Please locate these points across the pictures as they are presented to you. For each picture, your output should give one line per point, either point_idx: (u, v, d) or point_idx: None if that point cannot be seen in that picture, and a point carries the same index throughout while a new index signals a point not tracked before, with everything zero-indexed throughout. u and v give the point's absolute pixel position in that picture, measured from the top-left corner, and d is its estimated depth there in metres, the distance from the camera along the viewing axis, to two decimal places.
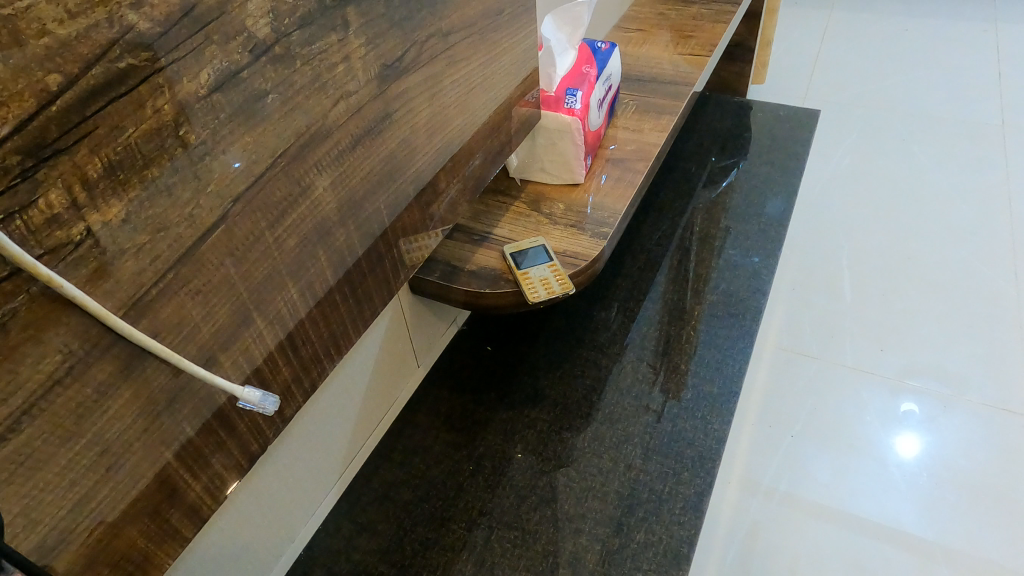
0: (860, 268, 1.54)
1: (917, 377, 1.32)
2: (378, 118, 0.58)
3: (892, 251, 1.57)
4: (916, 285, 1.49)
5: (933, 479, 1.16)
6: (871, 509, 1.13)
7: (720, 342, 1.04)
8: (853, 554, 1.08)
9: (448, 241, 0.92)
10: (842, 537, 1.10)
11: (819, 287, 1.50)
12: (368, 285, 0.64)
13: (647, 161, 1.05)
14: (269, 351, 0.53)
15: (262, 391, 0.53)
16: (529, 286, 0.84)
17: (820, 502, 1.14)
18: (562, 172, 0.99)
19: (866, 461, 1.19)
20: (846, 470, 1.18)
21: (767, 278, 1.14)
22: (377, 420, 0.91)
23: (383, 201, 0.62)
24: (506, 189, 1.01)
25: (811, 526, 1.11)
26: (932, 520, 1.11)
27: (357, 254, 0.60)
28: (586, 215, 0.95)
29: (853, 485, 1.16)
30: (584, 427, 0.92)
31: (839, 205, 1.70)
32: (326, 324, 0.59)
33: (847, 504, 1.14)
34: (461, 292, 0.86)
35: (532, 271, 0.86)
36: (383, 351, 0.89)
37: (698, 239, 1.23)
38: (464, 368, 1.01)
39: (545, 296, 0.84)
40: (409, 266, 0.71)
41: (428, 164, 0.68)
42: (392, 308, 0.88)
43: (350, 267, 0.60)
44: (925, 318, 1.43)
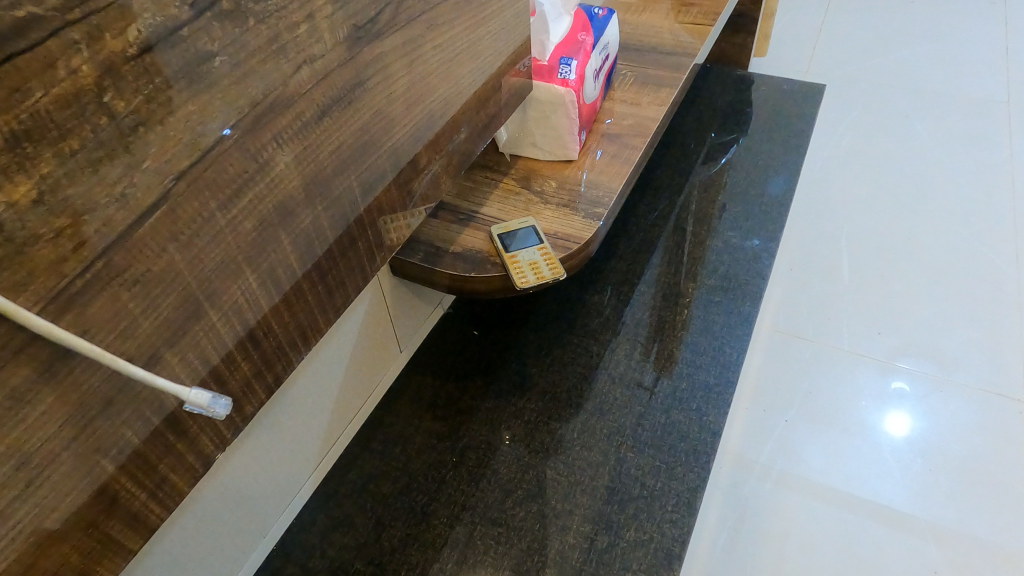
0: (859, 248, 1.49)
1: (915, 360, 1.28)
2: (348, 86, 0.52)
3: (893, 231, 1.52)
4: (916, 267, 1.45)
5: (929, 462, 1.13)
6: (865, 492, 1.10)
7: (718, 328, 0.99)
8: (847, 538, 1.05)
9: (431, 220, 0.86)
10: (835, 520, 1.07)
11: (817, 267, 1.45)
12: (341, 270, 0.58)
13: (645, 136, 0.99)
14: (226, 346, 0.48)
15: (218, 389, 0.48)
16: (517, 269, 0.79)
17: (813, 483, 1.11)
18: (555, 147, 0.93)
19: (860, 442, 1.16)
20: (840, 452, 1.15)
21: (768, 262, 1.10)
22: (356, 407, 0.87)
23: (356, 179, 0.56)
24: (496, 164, 0.95)
25: (804, 509, 1.08)
26: (927, 503, 1.08)
27: (326, 237, 0.55)
28: (579, 193, 0.90)
29: (847, 466, 1.13)
30: (573, 417, 0.88)
31: (840, 183, 1.64)
32: (293, 314, 0.54)
33: (840, 486, 1.11)
34: (445, 275, 0.81)
35: (521, 254, 0.80)
36: (362, 336, 0.84)
37: (696, 219, 1.18)
38: (449, 353, 0.97)
39: (534, 281, 0.79)
40: (388, 249, 0.66)
41: (407, 138, 0.62)
42: (371, 291, 0.83)
43: (320, 251, 0.55)
44: (925, 301, 1.38)
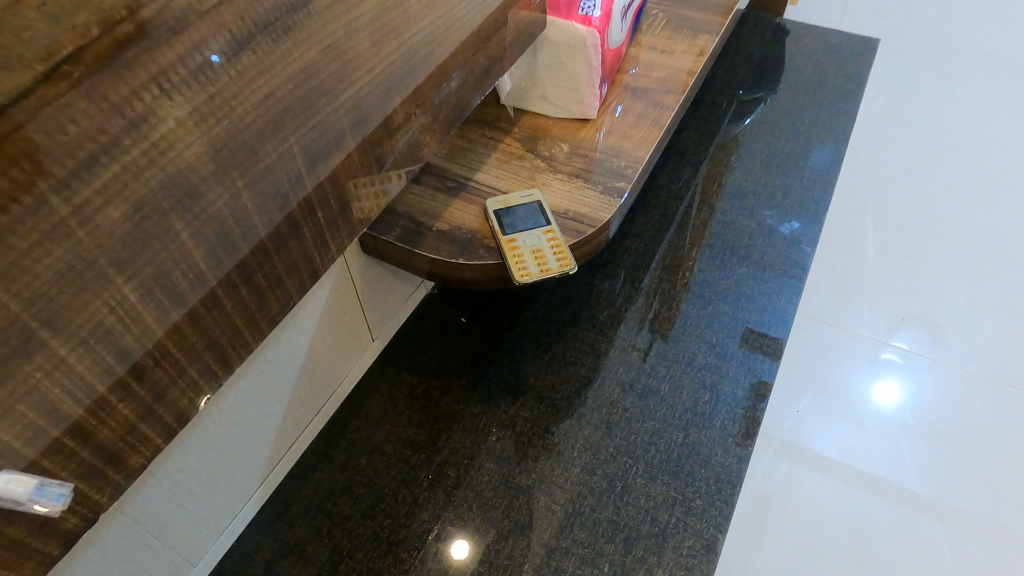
0: (888, 150, 1.14)
1: (969, 291, 0.97)
2: (264, 17, 0.38)
3: (956, 142, 1.17)
4: (954, 175, 1.12)
5: (981, 423, 0.85)
6: (895, 462, 0.81)
7: (751, 328, 0.84)
8: (867, 523, 0.77)
9: (412, 186, 0.70)
10: (858, 501, 0.78)
11: (858, 179, 1.09)
12: (280, 265, 0.42)
13: (677, 94, 0.82)
14: (99, 395, 0.32)
15: (89, 456, 0.33)
16: (516, 259, 0.64)
17: (830, 450, 0.82)
18: (568, 102, 0.76)
19: (896, 409, 0.85)
20: (863, 415, 0.85)
21: (807, 250, 0.95)
22: (315, 408, 0.73)
23: (301, 141, 0.40)
24: (496, 119, 0.77)
25: (818, 490, 0.79)
26: (977, 479, 0.80)
27: (256, 222, 0.38)
28: (596, 161, 0.73)
29: (873, 430, 0.84)
30: (571, 431, 0.74)
31: (892, 80, 1.29)
32: (210, 334, 0.38)
33: (867, 458, 0.82)
34: (427, 259, 0.65)
35: (522, 238, 0.65)
36: (324, 325, 0.69)
37: (727, 194, 1.02)
38: (431, 344, 0.82)
39: (537, 275, 0.63)
40: (352, 230, 0.48)
41: (376, 88, 0.45)
42: (336, 272, 0.68)
43: (251, 246, 0.38)
44: (965, 219, 1.06)
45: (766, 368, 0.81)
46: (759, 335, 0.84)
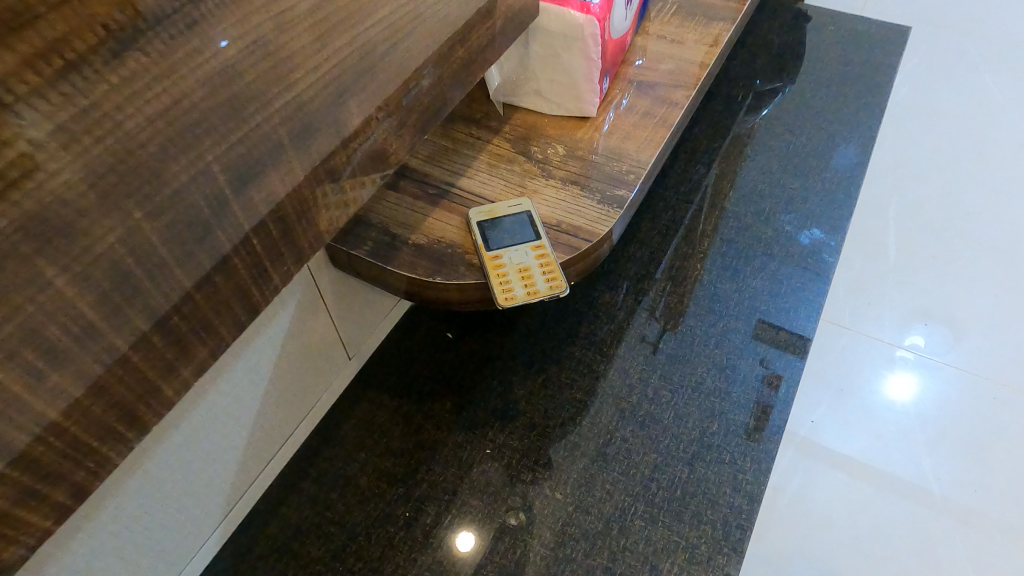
0: (911, 135, 1.05)
1: (997, 280, 0.87)
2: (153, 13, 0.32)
3: (994, 134, 1.06)
4: (982, 161, 1.01)
5: (1010, 421, 0.75)
6: (921, 461, 0.72)
7: (765, 347, 0.77)
8: (881, 529, 0.67)
9: (387, 192, 0.62)
10: (873, 502, 0.69)
11: (884, 172, 0.99)
12: (203, 305, 0.35)
13: (688, 89, 0.74)
14: None
15: None
16: (501, 279, 0.57)
17: (848, 449, 0.72)
18: (564, 98, 0.68)
19: (911, 402, 0.76)
20: (882, 410, 0.75)
21: (830, 260, 0.87)
22: (284, 436, 0.66)
23: (221, 161, 0.34)
24: (485, 116, 0.69)
25: (835, 494, 0.69)
26: (1006, 483, 0.70)
27: (163, 259, 0.32)
28: (594, 165, 0.66)
29: (896, 428, 0.74)
30: (564, 463, 0.68)
31: (924, 67, 1.18)
32: (112, 393, 0.31)
33: (881, 456, 0.72)
34: (400, 277, 0.58)
35: (508, 255, 0.57)
36: (290, 348, 0.63)
37: (739, 196, 0.93)
38: (414, 362, 0.75)
39: (523, 298, 0.56)
40: (299, 257, 0.41)
41: (316, 95, 0.38)
42: (300, 291, 0.61)
43: (157, 290, 0.32)
44: (994, 205, 0.95)
45: (778, 355, 0.76)
46: (767, 324, 0.79)
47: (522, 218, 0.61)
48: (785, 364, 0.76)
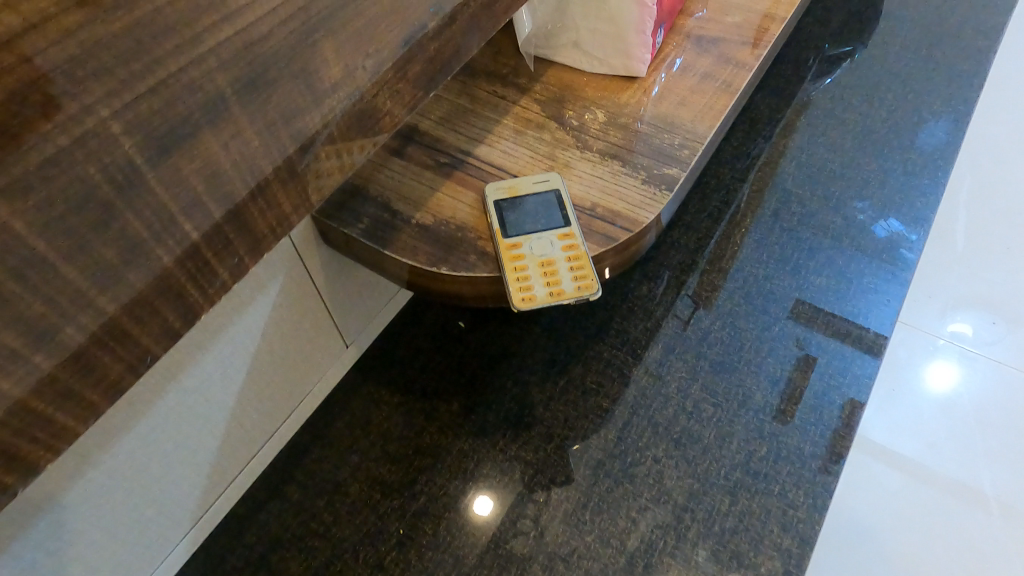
0: (1000, 105, 0.91)
1: None
2: None
3: None
4: None
5: None
6: (973, 459, 0.63)
7: (828, 359, 0.66)
8: (928, 533, 0.59)
9: (391, 158, 0.52)
10: (922, 504, 0.60)
11: (979, 155, 0.85)
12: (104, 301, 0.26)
13: (758, 46, 0.61)
14: None
15: None
16: (519, 275, 0.48)
17: (894, 447, 0.63)
18: (609, 52, 0.57)
19: (965, 390, 0.66)
20: (931, 400, 0.65)
21: (908, 255, 0.74)
22: (268, 433, 0.58)
23: None
24: (513, 71, 0.58)
25: (877, 499, 0.60)
26: None
27: (41, 251, 0.24)
28: (640, 136, 0.54)
29: (946, 422, 0.65)
30: (582, 483, 0.59)
31: None
32: None
33: (930, 451, 0.63)
34: (399, 263, 0.49)
35: (527, 247, 0.49)
36: (272, 337, 0.54)
37: (802, 177, 0.81)
38: (419, 354, 0.66)
39: (545, 301, 0.47)
40: (246, 243, 0.32)
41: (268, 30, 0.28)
42: (283, 273, 0.51)
43: (29, 291, 0.24)
44: None
45: (814, 338, 0.67)
46: (803, 304, 0.70)
47: (549, 199, 0.51)
48: (819, 347, 0.67)
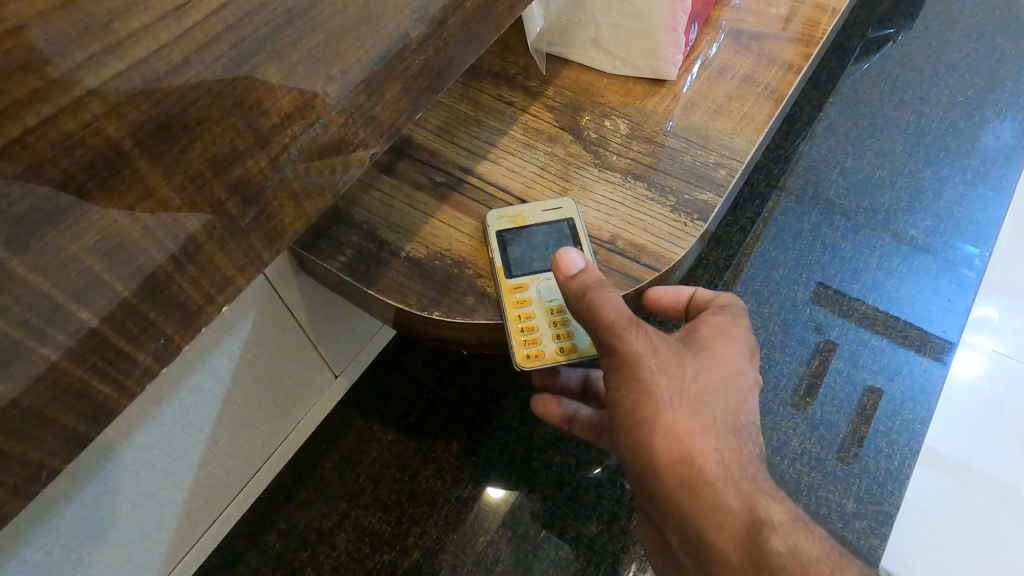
0: None
1: None
2: None
3: None
4: None
5: None
6: (1002, 451, 0.68)
7: (859, 399, 0.65)
8: (967, 516, 0.64)
9: (379, 176, 0.45)
10: (961, 493, 0.65)
11: None
12: None
13: (809, 44, 0.53)
14: None
15: None
16: (524, 326, 0.41)
17: (956, 450, 0.67)
18: (633, 51, 0.49)
19: (996, 383, 0.72)
20: (970, 391, 0.70)
21: (965, 275, 0.74)
22: (245, 476, 0.53)
23: None
24: (523, 71, 0.51)
25: (933, 488, 0.64)
26: None
27: None
28: (666, 150, 0.47)
29: (984, 414, 0.70)
30: (584, 539, 0.57)
31: None
32: None
33: (967, 443, 0.68)
34: (385, 304, 0.42)
35: (535, 289, 0.42)
36: (245, 379, 0.47)
37: (848, 186, 0.77)
38: (419, 389, 0.64)
39: (556, 358, 0.41)
40: (179, 322, 0.25)
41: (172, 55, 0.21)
42: (254, 311, 0.44)
43: None
44: None
45: (835, 322, 0.68)
46: (839, 295, 0.70)
47: (561, 229, 0.44)
48: (873, 374, 0.66)
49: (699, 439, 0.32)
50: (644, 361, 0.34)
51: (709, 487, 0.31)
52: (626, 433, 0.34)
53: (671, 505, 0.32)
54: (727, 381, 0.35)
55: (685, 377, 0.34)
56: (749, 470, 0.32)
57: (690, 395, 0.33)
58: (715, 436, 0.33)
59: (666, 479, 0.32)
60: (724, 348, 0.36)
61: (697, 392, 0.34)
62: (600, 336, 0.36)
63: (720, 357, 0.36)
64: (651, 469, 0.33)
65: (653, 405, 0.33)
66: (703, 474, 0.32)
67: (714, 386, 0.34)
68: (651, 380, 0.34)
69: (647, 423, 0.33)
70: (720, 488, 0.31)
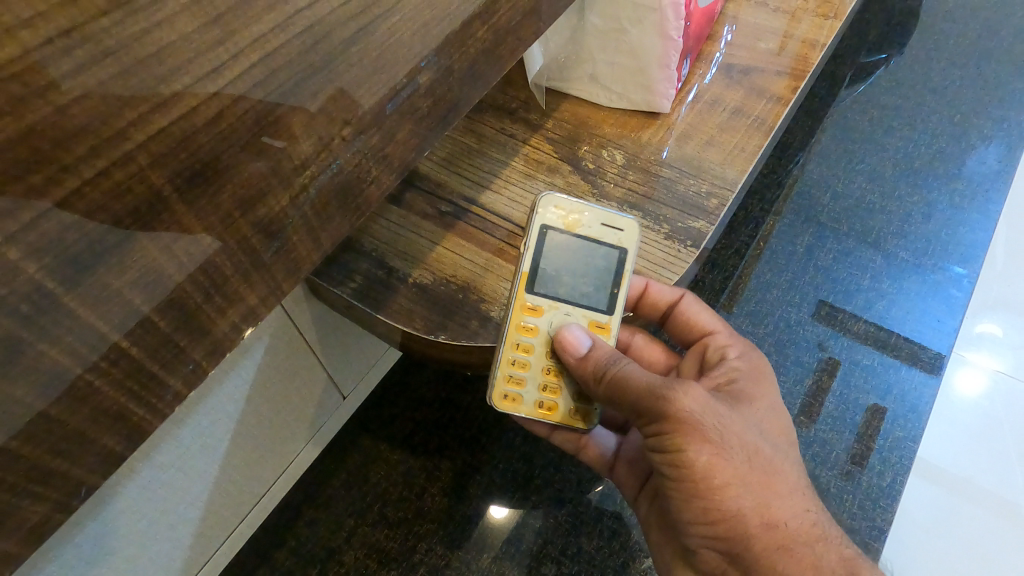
0: None
1: None
2: None
3: None
4: None
5: None
6: (997, 466, 0.70)
7: (852, 417, 0.67)
8: (964, 531, 0.66)
9: (388, 206, 0.47)
10: (958, 509, 0.67)
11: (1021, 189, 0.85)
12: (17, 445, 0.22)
13: (798, 77, 0.55)
14: None
15: None
16: (518, 363, 0.43)
17: (951, 466, 0.69)
18: (628, 86, 0.52)
19: (988, 399, 0.73)
20: (966, 407, 0.72)
21: (955, 295, 0.76)
22: (256, 496, 0.55)
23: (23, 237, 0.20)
24: (523, 105, 0.53)
25: (930, 504, 0.66)
26: None
27: None
28: (661, 181, 0.49)
29: (982, 430, 0.71)
30: (584, 554, 0.59)
31: None
32: None
33: (961, 459, 0.69)
34: (394, 328, 0.44)
35: (546, 319, 0.44)
36: (258, 401, 0.49)
37: (840, 209, 0.79)
38: (424, 408, 0.66)
39: (529, 412, 0.44)
40: (207, 347, 0.27)
41: (205, 111, 0.23)
42: (267, 335, 0.46)
43: None
44: None
45: (840, 340, 0.71)
46: (836, 314, 0.72)
47: (609, 256, 0.44)
48: (864, 392, 0.68)
49: (784, 503, 0.37)
50: (704, 419, 0.36)
51: (807, 548, 0.36)
52: (704, 496, 0.36)
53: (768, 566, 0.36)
54: (777, 430, 0.40)
55: (750, 436, 0.38)
56: (826, 526, 0.38)
57: (765, 454, 0.37)
58: (799, 499, 0.38)
59: (762, 542, 0.36)
60: (771, 399, 0.41)
61: (768, 453, 0.38)
62: (649, 408, 0.37)
63: (768, 406, 0.41)
64: (739, 531, 0.36)
65: (738, 475, 0.36)
66: (795, 535, 0.36)
67: (770, 434, 0.39)
68: (725, 442, 0.36)
69: (731, 490, 0.36)
70: (823, 551, 0.36)
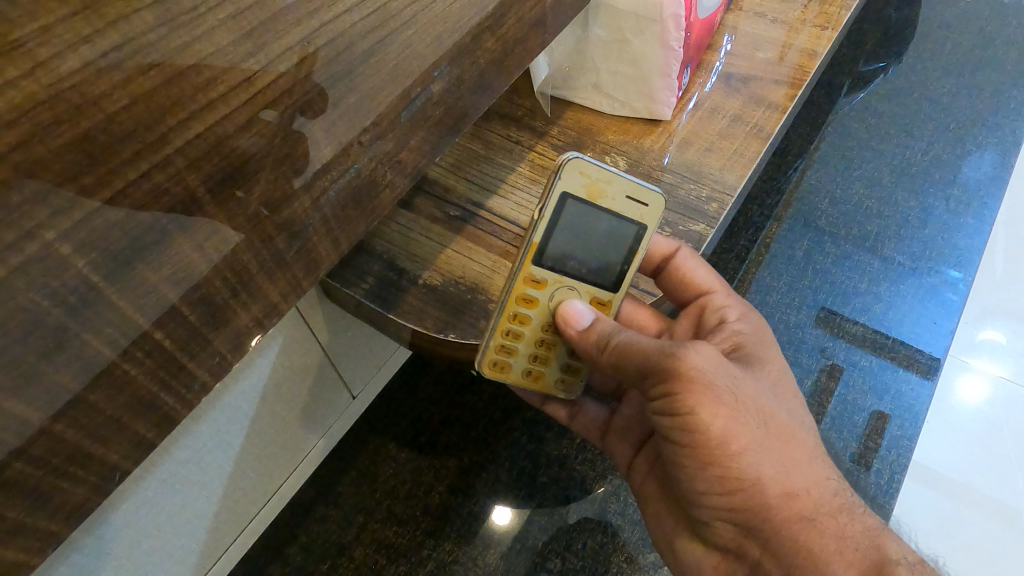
0: None
1: None
2: None
3: None
4: None
5: None
6: (996, 470, 0.71)
7: (851, 418, 0.68)
8: (964, 532, 0.67)
9: (399, 210, 0.49)
10: (958, 511, 0.68)
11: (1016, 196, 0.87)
12: (61, 428, 0.23)
13: (797, 86, 0.57)
14: None
15: None
16: (513, 337, 0.45)
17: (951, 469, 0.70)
18: (631, 94, 0.54)
19: (987, 404, 0.74)
20: (965, 411, 0.73)
21: (951, 298, 0.77)
22: (268, 491, 0.56)
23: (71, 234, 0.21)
24: (529, 112, 0.55)
25: (930, 506, 0.67)
26: None
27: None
28: (663, 185, 0.51)
29: (980, 433, 0.73)
30: (588, 549, 0.60)
31: None
32: None
33: (961, 461, 0.70)
34: (404, 327, 0.45)
35: (548, 292, 0.45)
36: (273, 399, 0.51)
37: (838, 214, 0.81)
38: (431, 408, 0.67)
39: (516, 379, 0.48)
40: (232, 340, 0.29)
41: (237, 119, 0.25)
42: (282, 334, 0.48)
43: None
44: None
45: (841, 347, 0.72)
46: (835, 318, 0.74)
47: (626, 232, 0.44)
48: (863, 392, 0.70)
49: (798, 474, 0.38)
50: (710, 373, 0.37)
51: (825, 521, 0.38)
52: (717, 460, 0.37)
53: (787, 537, 0.38)
54: (781, 395, 0.41)
55: (757, 398, 0.39)
56: (839, 498, 0.39)
57: (775, 419, 0.39)
58: (814, 470, 0.39)
59: (782, 514, 0.38)
60: (772, 365, 0.43)
61: (776, 417, 0.39)
62: (656, 369, 0.38)
63: (772, 373, 0.42)
64: (757, 499, 0.38)
65: (749, 437, 0.37)
66: (809, 506, 0.38)
67: (775, 396, 0.40)
68: (733, 400, 0.37)
69: (748, 456, 0.37)
70: (837, 525, 0.38)
